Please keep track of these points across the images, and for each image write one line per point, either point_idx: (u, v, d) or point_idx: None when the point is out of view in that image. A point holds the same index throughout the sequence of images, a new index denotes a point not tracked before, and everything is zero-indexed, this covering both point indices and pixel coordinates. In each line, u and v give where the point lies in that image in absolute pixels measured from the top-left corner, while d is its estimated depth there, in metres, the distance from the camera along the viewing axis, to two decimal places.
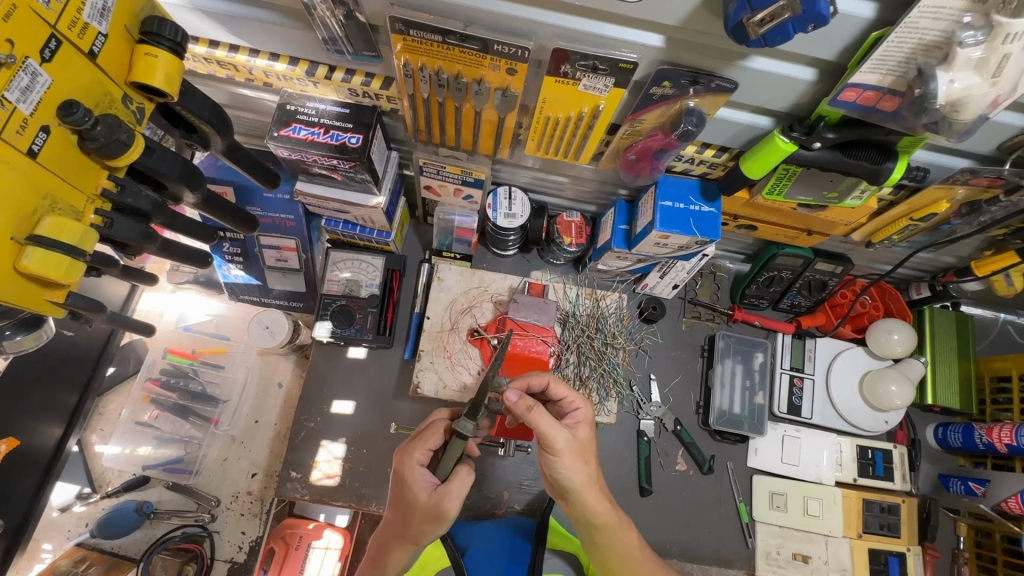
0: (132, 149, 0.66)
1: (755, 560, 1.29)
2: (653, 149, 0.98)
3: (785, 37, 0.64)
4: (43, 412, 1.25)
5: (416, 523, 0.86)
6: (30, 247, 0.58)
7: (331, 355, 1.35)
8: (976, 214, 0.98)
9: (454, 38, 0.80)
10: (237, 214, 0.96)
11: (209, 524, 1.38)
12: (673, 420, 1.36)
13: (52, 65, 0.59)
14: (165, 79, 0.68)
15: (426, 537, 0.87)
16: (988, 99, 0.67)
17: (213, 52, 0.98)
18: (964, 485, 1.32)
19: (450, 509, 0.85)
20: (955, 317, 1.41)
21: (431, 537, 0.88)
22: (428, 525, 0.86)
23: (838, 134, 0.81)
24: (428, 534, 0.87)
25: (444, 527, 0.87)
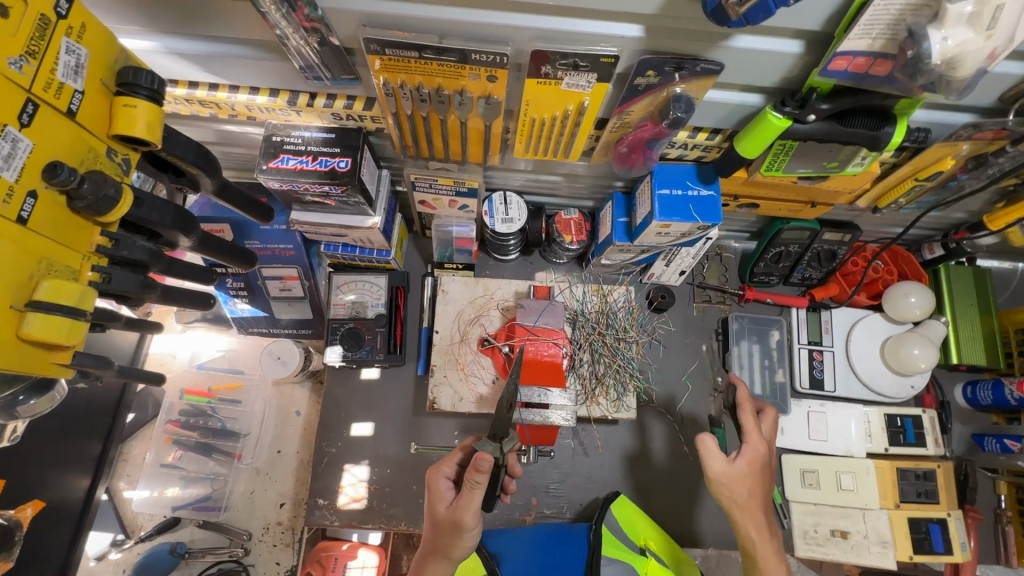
0: (121, 203, 0.66)
1: (793, 540, 1.27)
2: (644, 140, 0.97)
3: (767, 13, 0.62)
4: (71, 464, 1.26)
5: (441, 535, 0.89)
6: (30, 313, 0.58)
7: (344, 379, 1.35)
8: (982, 167, 0.96)
9: (430, 52, 0.79)
10: (235, 250, 0.96)
11: (244, 558, 1.39)
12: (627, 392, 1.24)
13: (30, 129, 0.58)
14: (146, 128, 0.67)
15: (450, 551, 0.88)
16: (986, 53, 0.64)
17: (194, 92, 0.97)
18: (999, 444, 1.29)
19: (465, 516, 0.86)
20: (972, 272, 1.37)
21: (458, 550, 0.88)
22: (448, 536, 0.87)
23: (832, 104, 0.79)
24: (454, 547, 0.88)
25: (466, 539, 0.87)
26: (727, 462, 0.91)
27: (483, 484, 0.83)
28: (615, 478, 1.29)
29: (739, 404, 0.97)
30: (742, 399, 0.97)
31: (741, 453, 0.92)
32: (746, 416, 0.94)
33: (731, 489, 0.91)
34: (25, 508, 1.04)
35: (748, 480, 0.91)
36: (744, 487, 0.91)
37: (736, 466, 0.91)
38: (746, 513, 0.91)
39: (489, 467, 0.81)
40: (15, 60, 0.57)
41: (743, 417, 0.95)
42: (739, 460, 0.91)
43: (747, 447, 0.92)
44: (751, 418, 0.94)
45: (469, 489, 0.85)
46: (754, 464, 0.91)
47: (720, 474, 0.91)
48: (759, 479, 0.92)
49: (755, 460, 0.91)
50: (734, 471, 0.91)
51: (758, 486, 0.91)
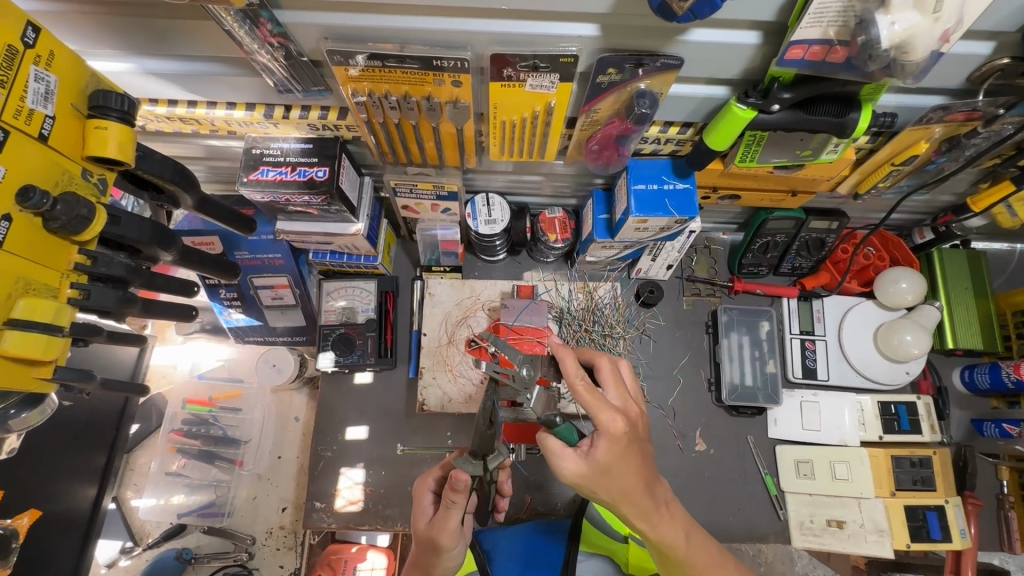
0: (95, 221, 0.68)
1: (790, 531, 1.27)
2: (615, 136, 0.98)
3: (713, 7, 0.63)
4: (77, 476, 1.30)
5: (423, 552, 0.91)
6: (8, 331, 0.60)
7: (338, 384, 1.37)
8: (958, 149, 0.95)
9: (391, 61, 0.81)
10: (218, 263, 0.99)
11: (248, 562, 1.41)
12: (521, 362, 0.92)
13: (2, 155, 0.61)
14: (117, 148, 0.70)
15: (433, 567, 0.90)
16: (936, 35, 0.65)
17: (174, 110, 1.00)
18: (998, 429, 1.25)
19: (440, 538, 0.87)
20: (966, 255, 1.35)
21: (440, 567, 0.91)
22: (429, 553, 0.90)
23: (794, 92, 0.78)
24: (435, 564, 0.90)
25: (446, 557, 0.89)
26: (582, 459, 0.76)
27: (458, 504, 0.85)
28: None
29: (571, 385, 0.76)
30: (571, 373, 0.76)
31: (595, 443, 0.75)
32: (592, 395, 0.74)
33: (600, 488, 0.76)
34: (22, 517, 1.08)
35: (612, 475, 0.75)
36: (614, 482, 0.75)
37: (594, 462, 0.75)
38: (632, 508, 0.78)
39: (464, 486, 0.83)
40: None
41: (580, 398, 0.75)
42: (598, 453, 0.75)
43: (602, 438, 0.74)
44: (595, 396, 0.75)
45: (446, 509, 0.86)
46: (618, 451, 0.75)
47: (574, 476, 0.76)
48: (630, 465, 0.75)
49: (617, 445, 0.74)
50: (597, 468, 0.75)
51: (629, 473, 0.75)
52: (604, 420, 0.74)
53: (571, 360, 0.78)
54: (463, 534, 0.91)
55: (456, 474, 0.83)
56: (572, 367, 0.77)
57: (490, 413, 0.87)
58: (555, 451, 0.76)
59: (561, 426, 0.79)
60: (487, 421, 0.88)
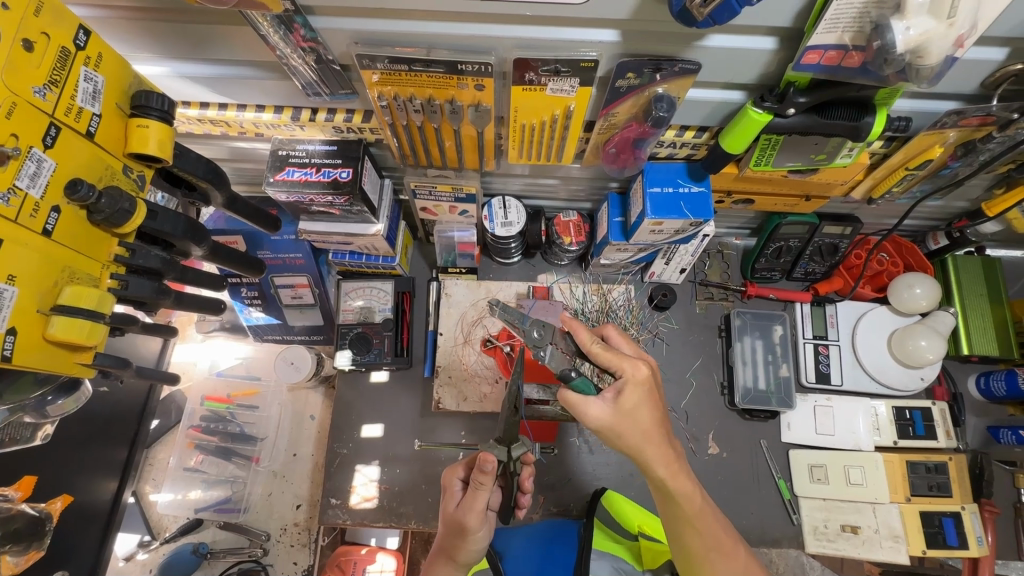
0: (136, 215, 0.72)
1: (803, 536, 1.26)
2: (632, 140, 1.00)
3: (732, 12, 0.65)
4: (100, 469, 1.33)
5: (448, 536, 0.91)
6: (54, 316, 0.63)
7: (354, 382, 1.40)
8: (972, 154, 0.96)
9: (418, 65, 0.84)
10: (245, 260, 1.02)
11: (263, 558, 1.43)
12: (532, 324, 0.92)
13: (54, 150, 0.64)
14: (158, 146, 0.73)
15: (457, 552, 0.90)
16: (951, 41, 0.66)
17: (205, 112, 1.04)
18: (1014, 436, 1.27)
19: (466, 520, 0.88)
20: (980, 262, 1.35)
21: (464, 553, 0.90)
22: (454, 539, 0.90)
23: (811, 96, 0.81)
24: (459, 548, 0.90)
25: (472, 541, 0.89)
26: (609, 404, 0.79)
27: (486, 483, 0.87)
28: (620, 476, 1.30)
29: (590, 349, 0.84)
30: (586, 342, 0.84)
31: (621, 389, 0.80)
32: (610, 352, 0.82)
33: (623, 431, 0.79)
34: (56, 501, 1.13)
35: (636, 419, 0.79)
36: (635, 426, 0.79)
37: (618, 406, 0.79)
38: (653, 455, 0.80)
39: (492, 468, 0.85)
40: (40, 89, 0.62)
41: (600, 356, 0.83)
42: (625, 398, 0.79)
43: (627, 384, 0.80)
44: (613, 352, 0.83)
45: (474, 490, 0.88)
46: (643, 400, 0.80)
47: (601, 421, 0.79)
48: (652, 411, 0.80)
49: (641, 392, 0.80)
50: (623, 410, 0.79)
51: (650, 418, 0.80)
52: (628, 367, 0.81)
53: (584, 331, 0.84)
54: (488, 520, 0.91)
55: (483, 455, 0.86)
56: (586, 336, 0.84)
57: (515, 398, 0.92)
58: (579, 399, 0.79)
59: (579, 379, 0.83)
60: (513, 407, 0.92)
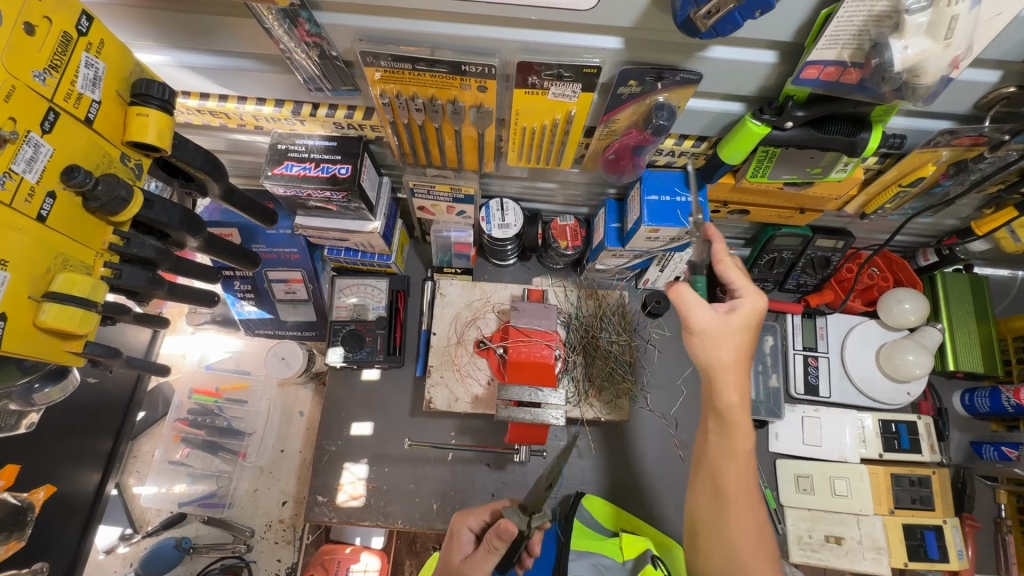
0: (132, 204, 0.71)
1: (787, 546, 1.27)
2: (631, 147, 1.00)
3: (735, 25, 0.66)
4: (83, 459, 1.31)
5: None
6: (46, 303, 0.63)
7: (346, 379, 1.39)
8: (964, 173, 0.97)
9: (422, 64, 0.84)
10: (239, 252, 1.01)
11: (246, 554, 1.42)
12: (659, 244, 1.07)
13: (52, 135, 0.64)
14: (156, 135, 0.73)
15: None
16: (947, 61, 0.67)
17: (205, 103, 1.04)
18: (997, 452, 1.27)
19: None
20: (968, 280, 1.37)
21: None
22: None
23: (808, 110, 0.82)
24: None
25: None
26: (716, 312, 0.86)
27: (499, 550, 0.88)
28: (608, 481, 1.30)
29: (721, 259, 0.91)
30: (720, 254, 0.91)
31: (735, 307, 0.86)
32: (739, 270, 0.89)
33: (719, 348, 0.85)
34: (38, 491, 1.14)
35: (734, 336, 0.85)
36: (736, 345, 0.85)
37: (726, 319, 0.85)
38: (722, 380, 0.85)
39: (510, 537, 0.86)
40: (40, 73, 0.62)
41: (731, 270, 0.89)
42: (733, 316, 0.85)
43: (743, 304, 0.86)
44: (738, 272, 0.89)
45: (487, 552, 0.89)
46: (746, 319, 0.86)
47: (704, 322, 0.85)
48: (752, 338, 0.86)
49: (751, 318, 0.86)
50: (727, 325, 0.85)
51: (750, 342, 0.86)
52: (746, 292, 0.87)
53: (721, 244, 0.92)
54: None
55: (505, 524, 0.85)
56: (722, 248, 0.91)
57: None
58: (687, 299, 0.87)
59: (699, 280, 0.93)
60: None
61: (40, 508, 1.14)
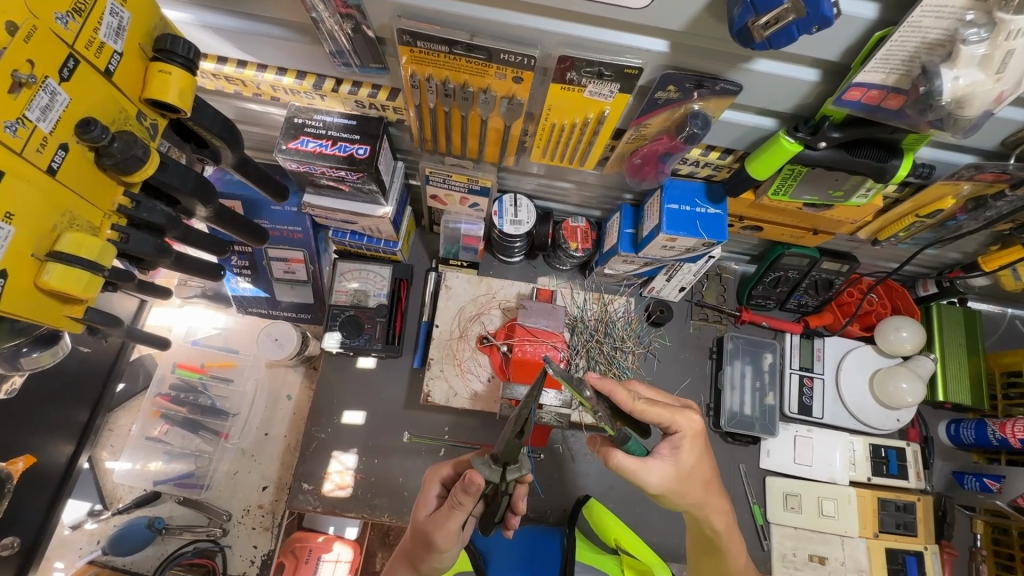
0: (147, 165, 0.67)
1: (771, 562, 1.28)
2: (659, 153, 0.99)
3: (790, 39, 0.65)
4: (56, 429, 1.25)
5: (415, 545, 0.89)
6: (50, 263, 0.59)
7: (340, 365, 1.35)
8: (981, 209, 0.99)
9: (460, 49, 0.81)
10: (247, 227, 0.97)
11: (221, 538, 1.37)
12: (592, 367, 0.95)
13: (70, 84, 0.60)
14: (178, 95, 0.69)
15: (420, 562, 0.89)
16: (994, 95, 0.68)
17: (222, 67, 0.99)
18: (979, 482, 1.30)
19: (435, 538, 0.84)
20: (963, 313, 1.40)
21: (427, 565, 0.88)
22: (420, 549, 0.87)
23: (844, 133, 0.82)
24: (423, 560, 0.88)
25: (434, 557, 0.87)
26: (669, 463, 0.83)
27: (465, 504, 0.82)
28: (600, 488, 1.29)
29: (634, 407, 0.83)
30: (629, 402, 0.83)
31: (679, 446, 0.84)
32: (657, 408, 0.84)
33: (685, 489, 0.85)
34: (17, 462, 1.09)
35: (694, 475, 0.85)
36: (695, 482, 0.85)
37: (680, 463, 0.84)
38: (709, 509, 0.88)
39: (477, 490, 0.80)
40: (62, 16, 0.58)
41: (659, 410, 0.84)
42: (683, 454, 0.84)
43: (686, 441, 0.84)
44: (664, 408, 0.84)
45: (451, 508, 0.83)
46: (696, 450, 0.85)
47: (663, 482, 0.82)
48: (705, 464, 0.86)
49: (696, 446, 0.85)
50: (682, 469, 0.84)
51: (706, 471, 0.86)
52: (684, 421, 0.85)
53: (622, 392, 0.83)
54: (459, 539, 0.87)
55: (472, 476, 0.80)
56: (625, 396, 0.83)
57: (523, 425, 0.80)
58: (638, 467, 0.81)
59: (632, 442, 0.82)
60: (518, 431, 0.80)
61: (18, 478, 1.10)
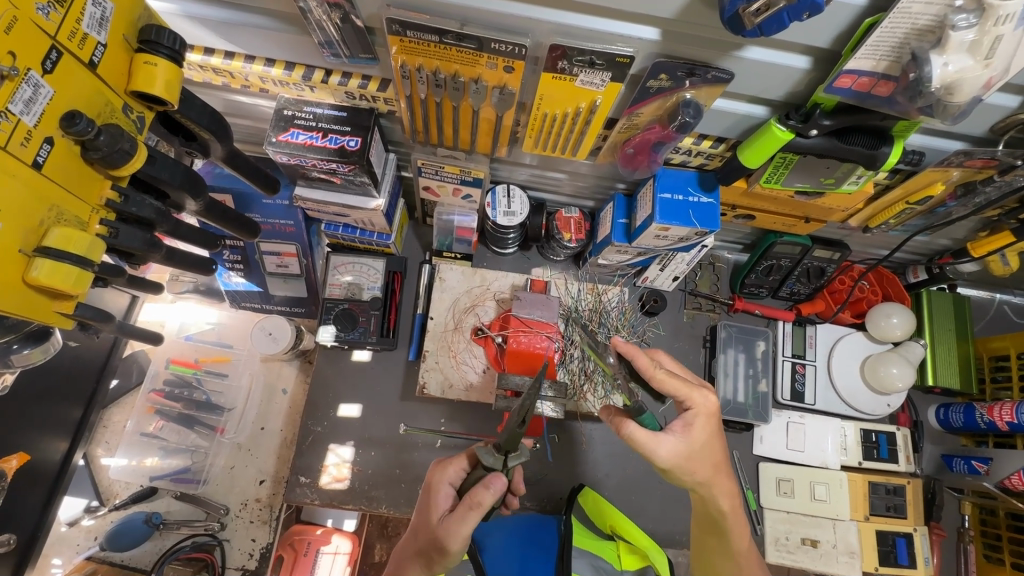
0: (135, 158, 0.67)
1: (765, 546, 1.30)
2: (651, 142, 1.00)
3: (781, 26, 0.65)
4: (50, 427, 1.24)
5: (429, 545, 0.86)
6: (39, 258, 0.59)
7: (335, 359, 1.35)
8: (970, 195, 1.00)
9: (450, 38, 0.81)
10: (238, 220, 0.96)
11: (219, 533, 1.37)
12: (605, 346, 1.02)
13: (53, 77, 0.59)
14: (164, 87, 0.68)
15: (434, 564, 0.86)
16: (982, 81, 0.68)
17: (209, 59, 0.97)
18: (967, 465, 1.31)
19: (450, 540, 0.82)
20: (953, 298, 1.42)
21: (439, 565, 0.86)
22: (434, 550, 0.85)
23: (835, 120, 0.82)
24: (435, 560, 0.86)
25: (450, 557, 0.85)
26: (681, 440, 0.83)
27: (482, 505, 0.81)
28: (595, 476, 1.30)
29: (653, 375, 0.87)
30: (649, 368, 0.87)
31: (692, 422, 0.85)
32: (675, 380, 0.86)
33: (694, 466, 0.85)
34: (11, 459, 1.08)
35: (703, 453, 0.85)
36: (703, 460, 0.85)
37: (693, 439, 0.84)
38: (706, 488, 0.88)
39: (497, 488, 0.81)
40: (43, 6, 0.57)
41: (673, 383, 0.86)
42: (695, 431, 0.84)
43: (699, 417, 0.85)
44: (681, 383, 0.86)
45: (467, 511, 0.82)
46: (709, 428, 0.85)
47: (673, 457, 0.83)
48: (716, 444, 0.86)
49: (709, 425, 0.86)
50: (692, 448, 0.84)
51: (716, 450, 0.86)
52: (700, 398, 0.86)
53: (643, 358, 0.87)
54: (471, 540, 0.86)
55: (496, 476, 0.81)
56: (646, 363, 0.87)
57: (525, 414, 0.78)
58: (649, 441, 0.82)
59: (646, 414, 0.84)
60: (521, 421, 0.79)
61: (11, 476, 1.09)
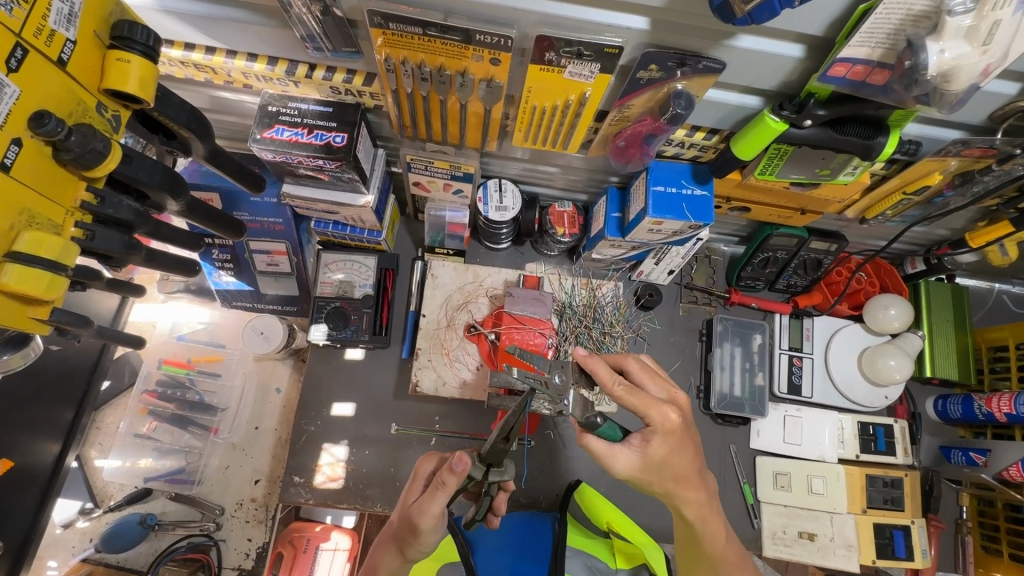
0: (109, 159, 0.65)
1: (761, 540, 1.30)
2: (643, 135, 0.98)
3: (772, 13, 0.63)
4: (41, 430, 1.23)
5: (402, 529, 0.86)
6: (9, 264, 0.58)
7: (327, 357, 1.34)
8: (969, 184, 0.99)
9: (434, 30, 0.79)
10: (223, 220, 0.94)
11: (215, 533, 1.36)
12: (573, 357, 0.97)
13: (19, 75, 0.57)
14: (138, 85, 0.66)
15: (408, 548, 0.86)
16: (980, 68, 0.66)
17: (189, 55, 0.95)
18: (965, 456, 1.31)
19: (420, 521, 0.82)
20: (951, 289, 1.40)
21: (413, 550, 0.85)
22: (407, 534, 0.85)
23: (829, 110, 0.80)
24: (410, 545, 0.85)
25: (423, 541, 0.84)
26: (636, 454, 0.81)
27: (448, 486, 0.81)
28: (591, 472, 1.29)
29: (612, 391, 0.82)
30: (607, 381, 0.82)
31: (649, 439, 0.81)
32: (636, 397, 0.81)
33: (654, 478, 0.83)
34: None
35: (676, 460, 0.83)
36: (667, 471, 0.83)
37: (649, 455, 0.81)
38: (700, 486, 0.87)
39: (462, 469, 0.80)
40: (5, 3, 0.56)
41: (628, 399, 0.82)
42: (652, 447, 0.81)
43: (656, 435, 0.81)
44: (640, 397, 0.81)
45: (434, 490, 0.83)
46: (671, 442, 0.82)
47: (630, 469, 0.81)
48: (678, 457, 0.82)
49: (668, 440, 0.81)
50: (649, 461, 0.81)
51: (679, 462, 0.83)
52: (656, 415, 0.81)
53: (603, 369, 0.82)
54: (444, 524, 0.85)
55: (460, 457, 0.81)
56: (606, 376, 0.82)
57: (507, 431, 0.82)
58: (605, 451, 0.80)
59: (603, 427, 0.83)
60: (504, 438, 0.83)
61: None
